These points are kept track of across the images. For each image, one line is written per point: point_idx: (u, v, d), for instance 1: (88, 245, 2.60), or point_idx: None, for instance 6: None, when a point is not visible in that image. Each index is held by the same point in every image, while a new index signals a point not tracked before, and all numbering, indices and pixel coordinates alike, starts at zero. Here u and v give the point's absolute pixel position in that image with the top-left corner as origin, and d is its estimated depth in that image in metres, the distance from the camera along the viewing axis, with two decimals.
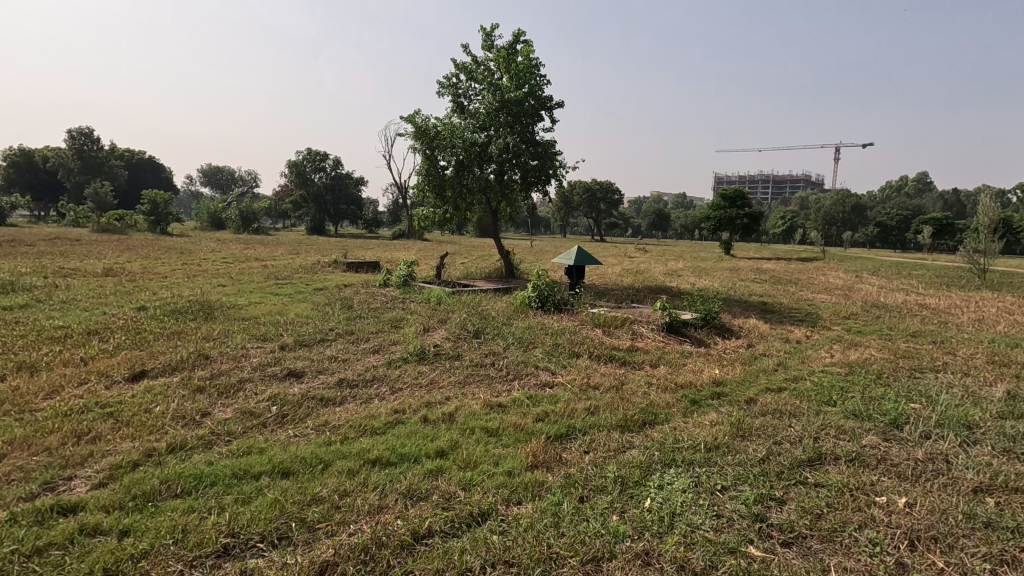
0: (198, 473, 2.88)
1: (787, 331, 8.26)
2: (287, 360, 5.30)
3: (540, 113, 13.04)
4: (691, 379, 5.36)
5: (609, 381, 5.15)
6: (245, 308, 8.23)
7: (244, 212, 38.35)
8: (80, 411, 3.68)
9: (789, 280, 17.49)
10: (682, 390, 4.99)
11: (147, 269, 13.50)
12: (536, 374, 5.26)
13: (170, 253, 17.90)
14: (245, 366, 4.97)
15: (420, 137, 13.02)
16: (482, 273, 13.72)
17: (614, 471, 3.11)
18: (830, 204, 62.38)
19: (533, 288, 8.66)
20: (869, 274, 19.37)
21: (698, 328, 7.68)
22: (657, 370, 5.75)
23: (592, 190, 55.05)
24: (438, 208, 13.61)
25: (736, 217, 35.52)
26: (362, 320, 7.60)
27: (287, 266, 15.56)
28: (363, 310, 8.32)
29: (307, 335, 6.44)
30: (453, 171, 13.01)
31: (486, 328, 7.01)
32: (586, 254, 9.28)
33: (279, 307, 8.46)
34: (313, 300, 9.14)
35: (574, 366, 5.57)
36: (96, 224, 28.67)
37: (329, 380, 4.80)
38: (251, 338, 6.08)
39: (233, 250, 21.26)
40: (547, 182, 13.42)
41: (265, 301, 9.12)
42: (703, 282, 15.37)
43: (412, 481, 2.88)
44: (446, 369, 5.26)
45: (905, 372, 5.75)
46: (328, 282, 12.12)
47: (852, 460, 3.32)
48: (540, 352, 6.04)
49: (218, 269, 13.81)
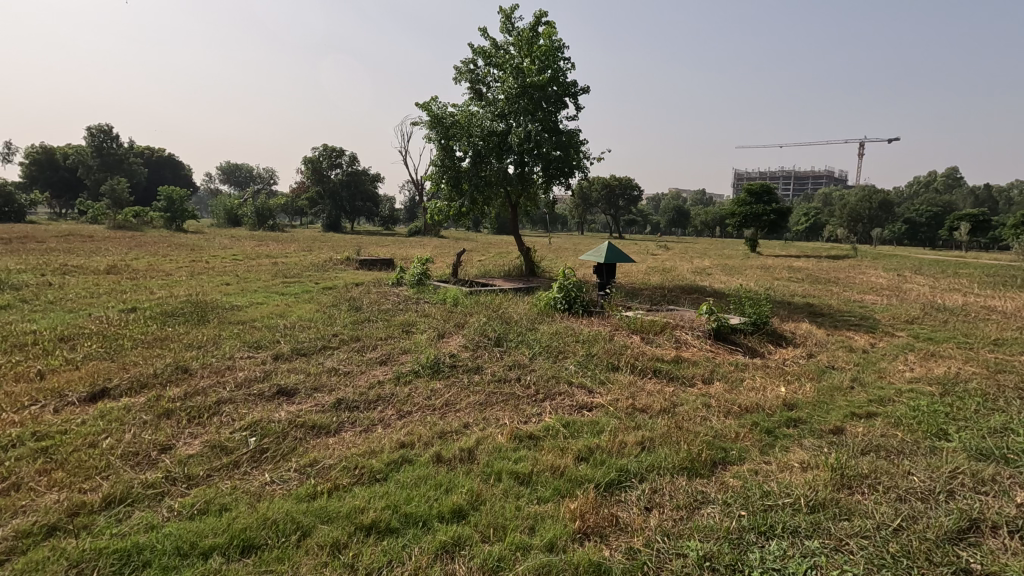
0: (126, 550, 2.10)
1: (848, 338, 7.30)
2: (280, 374, 4.55)
3: (563, 100, 12.20)
4: (757, 400, 4.46)
5: (658, 403, 4.30)
6: (243, 309, 7.51)
7: (259, 209, 38.14)
8: (7, 447, 2.95)
9: (828, 279, 16.35)
10: (748, 415, 4.11)
11: (153, 266, 12.94)
12: (570, 394, 4.43)
13: (179, 250, 17.41)
14: (227, 382, 4.21)
15: (435, 126, 12.26)
16: (501, 271, 12.90)
17: (697, 547, 2.27)
18: (857, 200, 60.40)
19: (559, 288, 7.83)
20: (913, 273, 18.11)
21: (748, 335, 6.77)
22: (711, 387, 4.88)
23: (611, 187, 53.99)
24: (454, 202, 12.83)
25: (763, 213, 34.13)
26: (371, 323, 6.83)
27: (297, 263, 14.90)
28: (372, 312, 7.55)
29: (307, 342, 5.68)
30: (470, 163, 12.23)
31: (509, 334, 6.18)
32: (617, 250, 8.39)
33: (281, 309, 7.73)
34: (318, 301, 8.41)
35: (614, 383, 4.73)
36: (112, 221, 28.50)
37: (325, 400, 4.03)
38: (242, 346, 5.34)
39: (245, 247, 20.79)
40: (571, 174, 12.57)
41: (268, 302, 8.40)
42: (737, 282, 14.32)
43: (419, 565, 2.08)
44: (464, 386, 4.46)
45: (1013, 392, 4.79)
46: (338, 280, 11.41)
47: (1018, 530, 2.43)
48: (572, 364, 5.21)
49: (225, 267, 13.19)
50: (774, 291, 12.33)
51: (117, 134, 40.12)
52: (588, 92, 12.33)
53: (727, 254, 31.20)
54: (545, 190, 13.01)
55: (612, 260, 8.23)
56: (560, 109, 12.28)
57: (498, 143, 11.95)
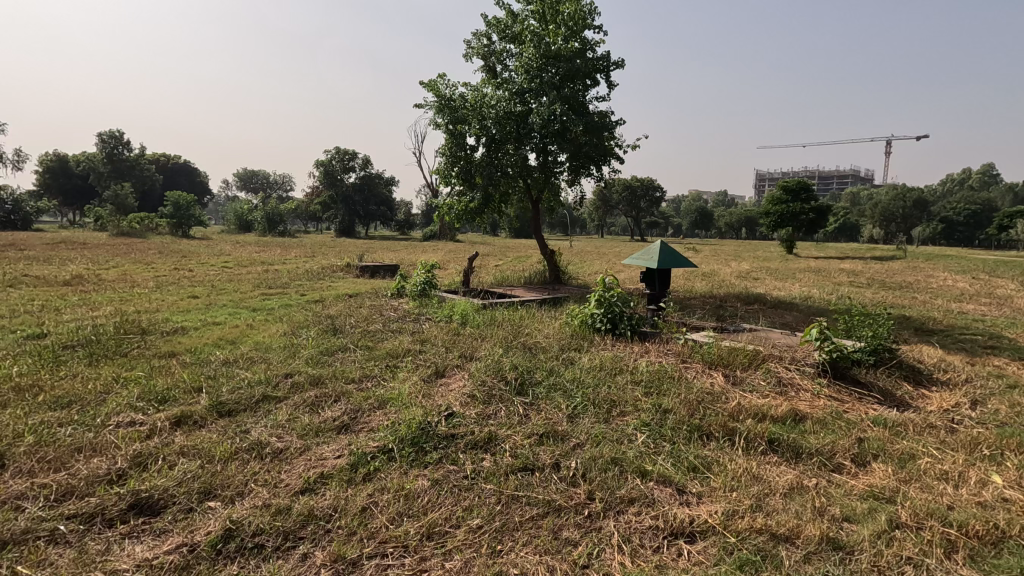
0: None
1: (1004, 371, 5.25)
2: (160, 461, 2.74)
3: (593, 75, 10.37)
4: (982, 512, 2.51)
5: (812, 524, 2.39)
6: (186, 334, 5.76)
7: (269, 214, 36.96)
8: None
9: (893, 284, 14.21)
10: (1000, 561, 2.18)
11: (124, 276, 11.34)
12: (649, 504, 2.55)
13: (168, 258, 15.86)
14: (47, 488, 2.39)
15: (442, 110, 10.50)
16: (520, 278, 11.10)
17: None
18: (890, 199, 57.33)
19: (599, 303, 5.95)
20: (990, 276, 15.80)
21: (871, 368, 4.80)
22: (874, 475, 2.96)
23: (633, 187, 51.78)
24: (464, 198, 10.96)
25: (801, 212, 31.70)
26: (347, 355, 5.02)
27: (291, 271, 13.21)
28: (353, 337, 5.72)
29: (240, 391, 3.88)
30: (484, 151, 10.40)
31: (534, 373, 4.31)
32: (672, 252, 6.46)
33: (238, 333, 5.95)
34: (292, 321, 6.63)
35: (717, 474, 2.83)
36: (115, 227, 27.33)
37: (207, 529, 2.19)
38: (135, 400, 3.55)
39: (243, 253, 19.23)
40: (601, 164, 10.69)
41: (227, 322, 6.66)
42: (797, 289, 12.24)
43: None
44: (465, 490, 2.60)
45: None
46: (330, 291, 9.70)
47: None
48: (638, 432, 3.32)
49: (204, 277, 11.52)
50: (850, 300, 10.23)
51: (129, 140, 39.32)
52: (622, 66, 10.47)
53: (760, 256, 29.10)
54: (570, 183, 11.13)
55: (667, 264, 6.31)
56: (590, 87, 10.43)
57: (516, 127, 10.11)
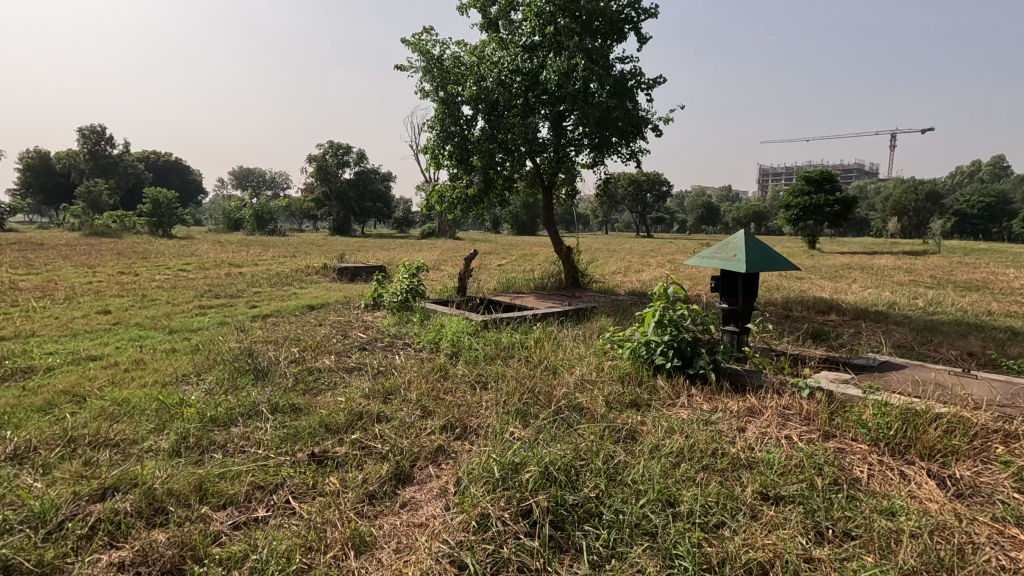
0: None
1: None
2: None
3: (620, 26, 8.28)
4: None
5: None
6: (18, 383, 3.66)
7: (258, 211, 34.79)
8: None
9: (968, 284, 11.99)
10: None
11: (45, 282, 9.24)
12: None
13: (124, 260, 13.77)
14: None
15: (430, 74, 8.39)
16: (530, 280, 9.01)
17: None
18: (906, 192, 54.98)
19: (663, 328, 3.83)
20: None
21: None
22: None
23: (640, 182, 49.56)
24: (460, 181, 8.85)
25: (825, 204, 29.48)
26: (250, 429, 2.93)
27: (258, 274, 11.10)
28: (280, 386, 3.63)
29: None
30: (483, 122, 8.27)
31: (583, 489, 2.21)
32: (763, 248, 4.31)
33: (106, 377, 3.84)
34: (205, 353, 4.51)
35: None
36: (86, 228, 25.18)
37: None
38: None
39: (217, 254, 17.05)
40: (631, 138, 8.59)
41: (111, 355, 4.55)
42: (865, 292, 10.08)
43: None
44: None
45: None
46: (291, 301, 7.58)
47: None
48: None
49: (145, 283, 9.41)
50: (948, 307, 8.06)
51: (112, 136, 37.17)
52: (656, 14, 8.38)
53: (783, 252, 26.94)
54: (592, 164, 9.01)
55: (759, 266, 4.19)
56: (616, 42, 8.33)
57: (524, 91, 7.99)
